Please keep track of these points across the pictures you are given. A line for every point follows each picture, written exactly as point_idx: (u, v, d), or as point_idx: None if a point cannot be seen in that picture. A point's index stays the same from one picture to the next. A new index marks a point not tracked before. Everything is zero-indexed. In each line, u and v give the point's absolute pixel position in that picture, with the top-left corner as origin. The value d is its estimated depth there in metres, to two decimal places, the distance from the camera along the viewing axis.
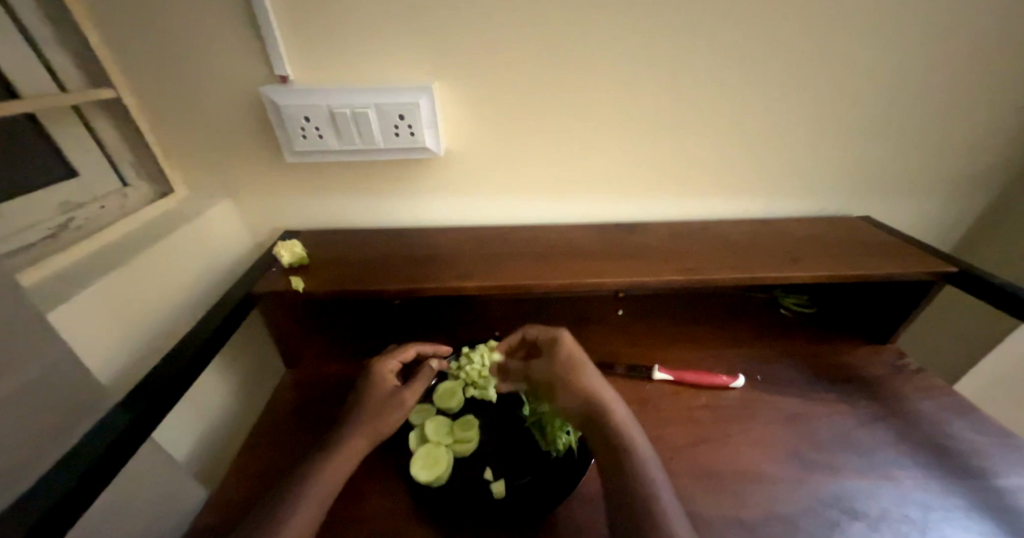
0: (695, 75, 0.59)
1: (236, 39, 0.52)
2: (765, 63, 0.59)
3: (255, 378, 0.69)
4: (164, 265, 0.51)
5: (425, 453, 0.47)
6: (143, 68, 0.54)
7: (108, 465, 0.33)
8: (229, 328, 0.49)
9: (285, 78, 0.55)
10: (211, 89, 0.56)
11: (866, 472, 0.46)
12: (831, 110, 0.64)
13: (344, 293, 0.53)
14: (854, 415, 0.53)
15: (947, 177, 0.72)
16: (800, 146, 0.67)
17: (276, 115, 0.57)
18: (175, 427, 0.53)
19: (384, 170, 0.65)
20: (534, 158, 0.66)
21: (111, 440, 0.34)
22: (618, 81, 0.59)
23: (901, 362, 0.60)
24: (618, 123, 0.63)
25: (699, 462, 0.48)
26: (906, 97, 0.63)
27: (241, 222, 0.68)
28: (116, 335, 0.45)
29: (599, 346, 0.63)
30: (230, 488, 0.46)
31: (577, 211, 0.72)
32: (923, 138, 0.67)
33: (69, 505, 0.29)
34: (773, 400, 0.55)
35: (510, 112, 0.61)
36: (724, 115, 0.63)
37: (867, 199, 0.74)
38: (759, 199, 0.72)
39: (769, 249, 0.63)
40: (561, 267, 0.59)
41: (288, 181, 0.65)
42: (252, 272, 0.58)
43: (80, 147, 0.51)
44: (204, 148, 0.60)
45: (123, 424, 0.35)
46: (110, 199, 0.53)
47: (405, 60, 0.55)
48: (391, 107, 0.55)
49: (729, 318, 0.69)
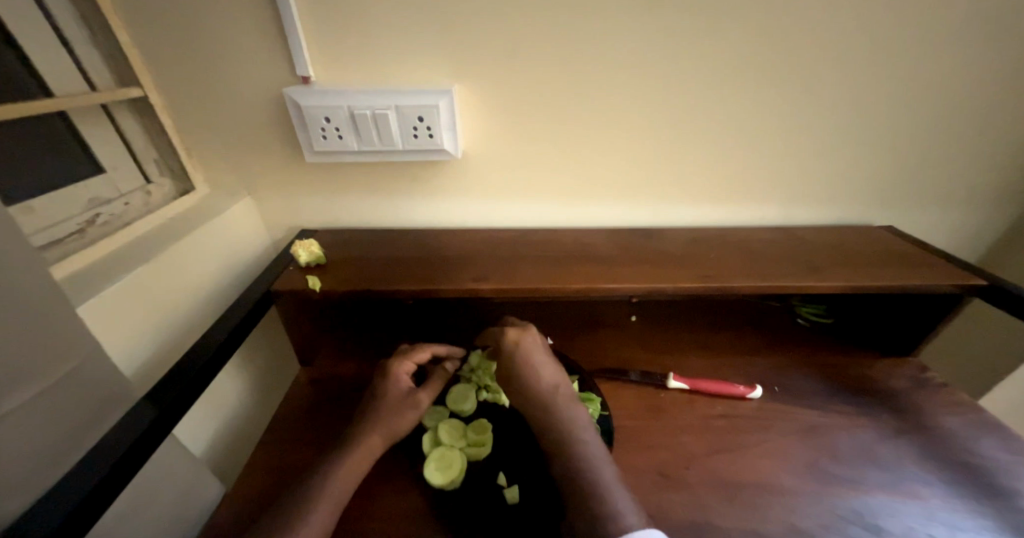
0: (717, 80, 0.58)
1: (261, 40, 0.53)
2: (790, 68, 0.58)
3: (270, 374, 0.70)
4: (186, 261, 0.52)
5: (438, 455, 0.47)
6: (169, 68, 0.54)
7: (131, 465, 0.33)
8: (248, 326, 0.49)
9: (307, 79, 0.55)
10: (235, 89, 0.56)
11: (889, 488, 0.45)
12: (856, 116, 0.62)
13: (360, 293, 0.54)
14: (875, 428, 0.52)
15: (974, 187, 0.70)
16: (822, 154, 0.66)
17: (297, 116, 0.57)
18: (195, 421, 0.54)
19: (401, 171, 0.65)
20: (552, 161, 0.65)
21: (135, 438, 0.34)
22: (639, 85, 0.59)
23: (925, 376, 0.58)
24: (637, 128, 0.62)
25: (716, 472, 0.47)
26: (934, 105, 0.61)
27: (260, 220, 0.68)
28: (140, 331, 0.46)
29: (612, 352, 0.63)
30: (247, 483, 0.46)
31: (592, 215, 0.71)
32: (950, 146, 0.65)
33: (94, 499, 0.30)
34: (791, 411, 0.54)
35: (529, 116, 0.61)
36: (745, 121, 0.62)
37: (889, 208, 0.72)
38: (778, 206, 0.71)
39: (788, 257, 0.62)
40: (577, 271, 0.58)
41: (307, 180, 0.65)
42: (270, 270, 0.58)
43: (108, 144, 0.52)
44: (227, 147, 0.61)
45: (147, 421, 0.36)
46: (135, 197, 0.54)
47: (426, 62, 0.56)
48: (411, 109, 0.55)
49: (745, 326, 0.68)
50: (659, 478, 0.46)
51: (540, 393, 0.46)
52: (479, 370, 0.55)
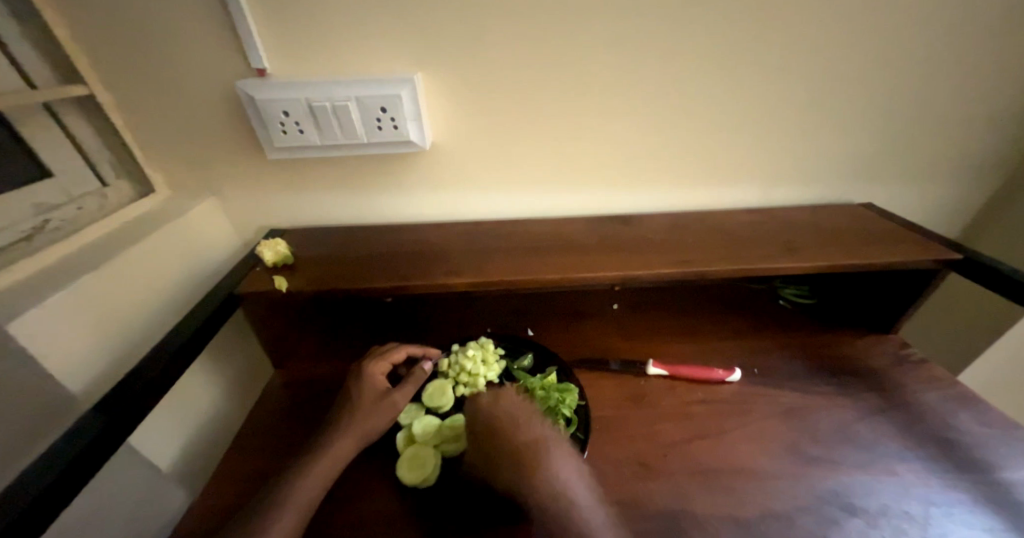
0: (686, 61, 0.57)
1: (209, 32, 0.50)
2: (761, 44, 0.56)
3: (247, 379, 0.68)
4: (144, 265, 0.50)
5: (411, 454, 0.46)
6: (115, 65, 0.52)
7: (70, 482, 0.32)
8: (212, 329, 0.48)
9: (262, 71, 0.53)
10: (188, 85, 0.54)
11: (866, 466, 0.45)
12: (830, 92, 0.61)
13: (327, 292, 0.52)
14: (854, 407, 0.51)
15: (951, 162, 0.70)
16: (798, 132, 0.65)
17: (255, 111, 0.55)
18: (163, 428, 0.52)
19: (369, 165, 0.63)
20: (523, 151, 0.64)
21: (72, 454, 0.32)
22: (607, 69, 0.57)
23: (903, 352, 0.58)
24: (608, 112, 0.61)
25: (692, 457, 0.46)
26: (907, 78, 0.60)
27: (226, 220, 0.66)
28: (93, 342, 0.44)
29: (593, 341, 0.62)
30: (216, 491, 0.45)
31: (567, 204, 0.70)
32: (925, 120, 0.65)
33: (36, 516, 0.29)
34: (771, 393, 0.54)
35: (498, 103, 0.59)
36: (720, 103, 0.61)
37: (868, 185, 0.71)
38: (756, 188, 0.70)
39: (767, 239, 0.61)
40: (554, 262, 0.57)
41: (273, 178, 0.63)
42: (236, 272, 0.57)
43: (55, 147, 0.50)
44: (187, 146, 0.59)
45: (88, 436, 0.34)
46: (88, 200, 0.52)
47: (386, 50, 0.54)
48: (372, 100, 0.54)
49: (727, 310, 0.68)
50: (637, 468, 0.45)
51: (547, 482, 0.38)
52: (456, 364, 0.53)
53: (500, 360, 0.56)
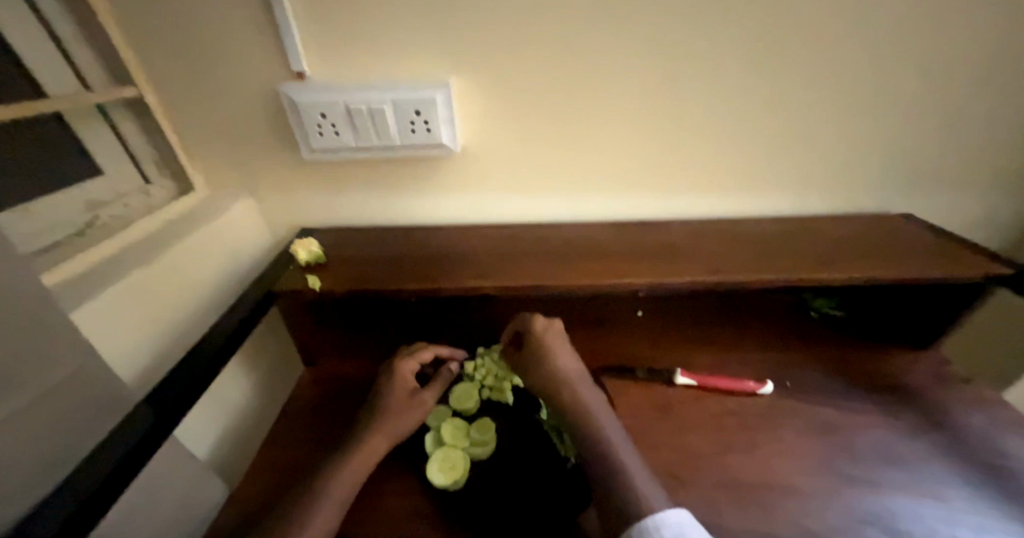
0: (722, 66, 0.56)
1: (253, 37, 0.52)
2: (800, 49, 0.55)
3: (276, 375, 0.70)
4: (186, 262, 0.51)
5: (441, 456, 0.46)
6: (163, 68, 0.54)
7: (120, 479, 0.32)
8: (250, 326, 0.49)
9: (302, 74, 0.54)
10: (230, 87, 0.56)
11: (908, 488, 0.43)
12: (871, 99, 0.59)
13: (359, 292, 0.53)
14: (893, 426, 0.50)
15: (997, 172, 0.67)
16: (836, 140, 0.63)
17: (293, 113, 0.56)
18: (199, 421, 0.54)
19: (399, 167, 0.64)
20: (552, 155, 0.64)
21: (121, 454, 0.33)
22: (640, 74, 0.57)
23: (945, 370, 0.56)
24: (639, 118, 0.60)
25: (723, 470, 0.46)
26: (953, 85, 0.58)
27: (260, 219, 0.68)
28: (139, 335, 0.45)
29: (619, 348, 0.62)
30: (250, 486, 0.46)
31: (594, 210, 0.70)
32: (972, 129, 0.62)
33: (94, 505, 0.30)
34: (804, 408, 0.52)
35: (530, 106, 0.59)
36: (756, 110, 0.60)
37: (908, 195, 0.69)
38: (789, 196, 0.69)
39: (802, 249, 0.59)
40: (581, 267, 0.57)
41: (307, 179, 0.65)
42: (271, 270, 0.58)
43: (105, 147, 0.52)
44: (227, 147, 0.61)
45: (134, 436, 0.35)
46: (134, 198, 0.54)
47: (422, 55, 0.54)
48: (407, 103, 0.54)
49: (755, 321, 0.66)
50: (668, 479, 0.44)
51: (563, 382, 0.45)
52: (483, 368, 0.54)
53: None
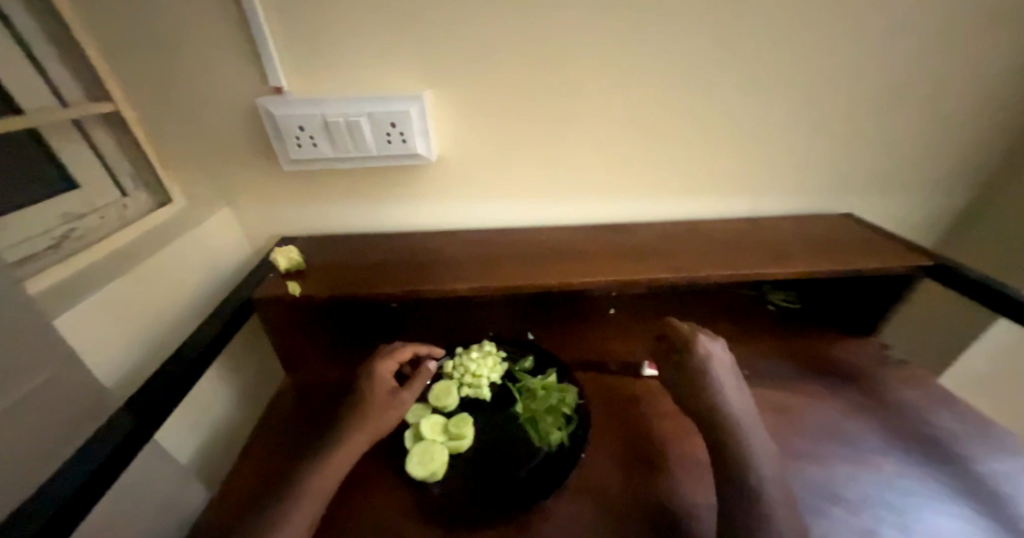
0: (677, 80, 0.61)
1: (231, 54, 0.54)
2: (746, 64, 0.60)
3: (257, 383, 0.70)
4: (166, 272, 0.53)
5: (420, 450, 0.49)
6: (140, 83, 0.55)
7: (90, 492, 0.32)
8: (229, 332, 0.51)
9: (279, 89, 0.57)
10: (208, 102, 0.57)
11: (850, 459, 0.48)
12: (810, 109, 0.65)
13: (338, 296, 0.55)
14: (839, 405, 0.54)
15: (927, 174, 0.74)
16: (783, 146, 0.69)
17: (272, 126, 0.58)
18: (184, 427, 0.55)
19: (377, 176, 0.66)
20: (523, 163, 0.67)
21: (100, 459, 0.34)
22: (602, 87, 0.61)
23: (885, 354, 0.62)
24: (603, 127, 0.65)
25: (685, 452, 0.50)
26: (881, 97, 0.65)
27: (239, 229, 0.69)
28: (120, 344, 0.46)
29: (594, 344, 0.66)
30: (234, 488, 0.48)
31: (565, 212, 0.73)
32: (902, 135, 0.69)
33: (76, 504, 0.31)
34: (764, 393, 0.57)
35: (501, 117, 0.63)
36: (709, 120, 0.65)
37: (850, 196, 0.75)
38: (744, 198, 0.74)
39: (756, 247, 0.64)
40: (554, 268, 0.60)
41: (285, 188, 0.66)
42: (251, 277, 0.59)
43: (83, 161, 0.53)
44: (205, 159, 0.62)
45: (110, 444, 0.35)
46: (110, 211, 0.54)
47: (396, 70, 0.57)
48: (383, 116, 0.57)
49: (718, 313, 0.71)
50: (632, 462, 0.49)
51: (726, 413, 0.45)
52: (460, 367, 0.57)
53: (503, 363, 0.59)
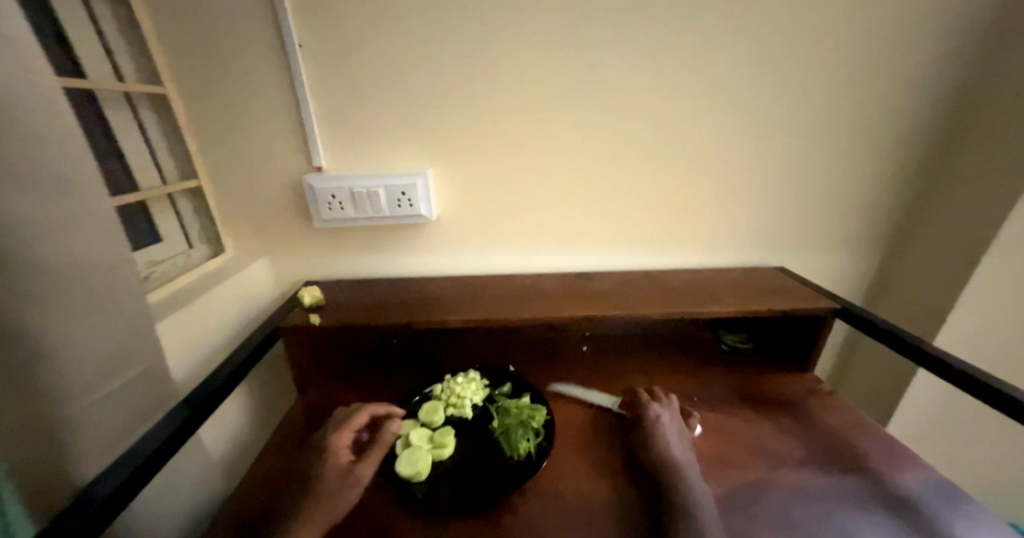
0: (627, 160, 0.78)
1: (288, 142, 0.72)
2: (681, 149, 0.77)
3: (270, 407, 0.80)
4: (217, 305, 0.66)
5: (408, 453, 0.57)
6: (217, 163, 0.73)
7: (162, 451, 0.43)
8: (259, 352, 0.63)
9: (319, 167, 0.74)
10: (264, 176, 0.75)
11: (769, 470, 0.56)
12: (739, 183, 0.81)
13: (349, 325, 0.68)
14: (770, 427, 0.63)
15: (850, 235, 0.87)
16: (721, 211, 0.83)
17: (310, 194, 0.75)
18: (212, 437, 0.64)
19: (388, 233, 0.82)
20: (506, 223, 0.83)
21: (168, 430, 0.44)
22: (568, 166, 0.78)
23: (816, 387, 0.70)
24: (570, 195, 0.81)
25: (631, 462, 0.58)
26: (795, 174, 0.80)
27: (273, 274, 0.84)
28: (181, 359, 0.59)
29: (566, 375, 0.76)
30: (249, 479, 0.57)
31: (542, 263, 0.87)
32: (820, 203, 0.83)
33: (152, 461, 0.41)
34: (706, 415, 0.66)
35: (488, 187, 0.79)
36: (656, 190, 0.81)
37: (787, 252, 0.88)
38: (696, 253, 0.88)
39: (698, 292, 0.76)
40: (526, 306, 0.73)
41: (313, 241, 0.82)
42: (279, 310, 0.72)
43: (166, 218, 0.69)
44: (254, 218, 0.79)
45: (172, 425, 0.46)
46: (180, 258, 0.70)
47: (409, 154, 0.75)
48: (396, 187, 0.74)
49: (676, 351, 0.81)
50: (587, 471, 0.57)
51: (674, 464, 0.53)
52: (446, 390, 0.68)
53: (484, 388, 0.70)
